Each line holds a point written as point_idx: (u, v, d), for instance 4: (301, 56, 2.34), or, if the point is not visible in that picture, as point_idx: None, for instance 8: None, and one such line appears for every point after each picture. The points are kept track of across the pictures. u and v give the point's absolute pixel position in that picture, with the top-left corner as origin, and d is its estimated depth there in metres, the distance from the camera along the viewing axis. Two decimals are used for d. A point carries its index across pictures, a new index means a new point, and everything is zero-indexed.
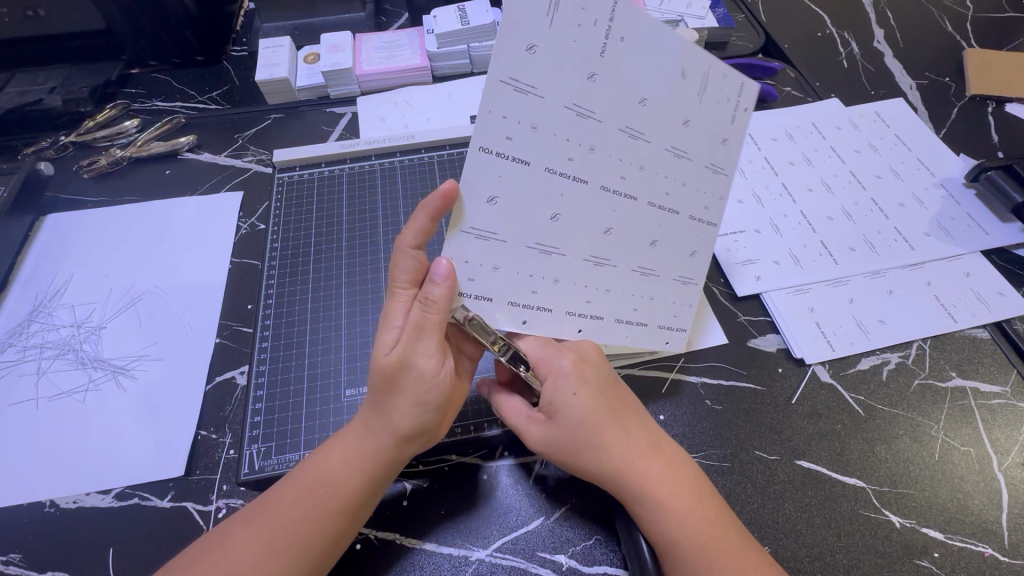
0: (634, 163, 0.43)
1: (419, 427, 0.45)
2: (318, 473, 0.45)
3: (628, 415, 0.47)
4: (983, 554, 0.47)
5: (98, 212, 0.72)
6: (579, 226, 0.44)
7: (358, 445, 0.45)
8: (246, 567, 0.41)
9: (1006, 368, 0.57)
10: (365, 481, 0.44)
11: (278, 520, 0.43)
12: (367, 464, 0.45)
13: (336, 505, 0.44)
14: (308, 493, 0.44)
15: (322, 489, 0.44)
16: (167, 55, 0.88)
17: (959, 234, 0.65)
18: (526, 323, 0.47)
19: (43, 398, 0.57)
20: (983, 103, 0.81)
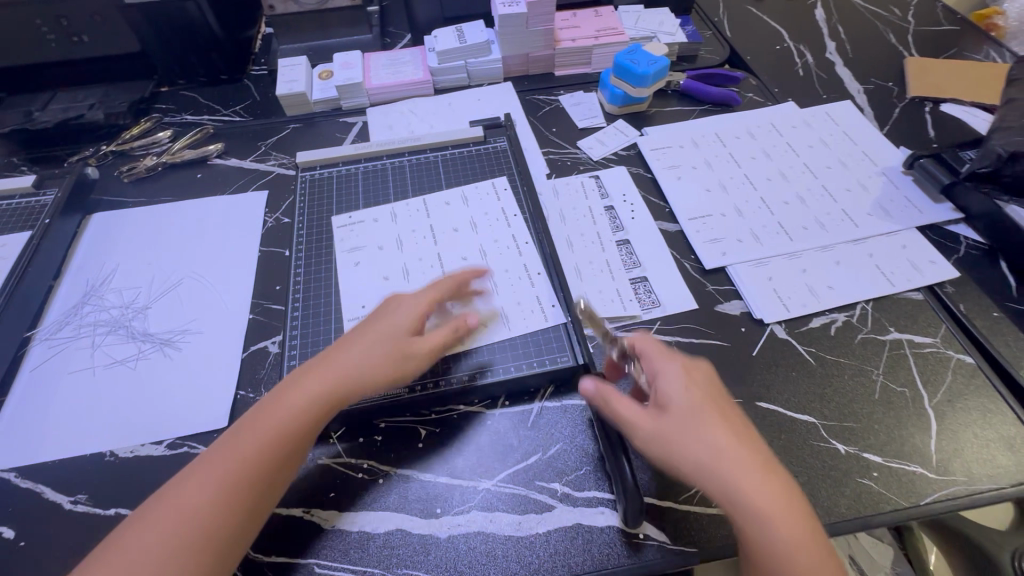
0: (468, 248, 0.72)
1: (359, 372, 0.53)
2: (209, 472, 0.47)
3: (737, 424, 0.47)
4: (914, 473, 0.55)
5: (138, 211, 0.81)
6: (499, 270, 0.69)
7: (253, 445, 0.48)
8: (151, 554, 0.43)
9: (938, 323, 0.66)
10: (277, 449, 0.49)
11: (189, 506, 0.45)
12: (271, 464, 0.48)
13: (233, 505, 0.46)
14: (223, 474, 0.47)
15: (218, 489, 0.46)
16: (194, 74, 0.98)
17: (897, 213, 0.75)
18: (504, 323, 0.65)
19: (98, 367, 0.65)
20: (922, 103, 0.92)
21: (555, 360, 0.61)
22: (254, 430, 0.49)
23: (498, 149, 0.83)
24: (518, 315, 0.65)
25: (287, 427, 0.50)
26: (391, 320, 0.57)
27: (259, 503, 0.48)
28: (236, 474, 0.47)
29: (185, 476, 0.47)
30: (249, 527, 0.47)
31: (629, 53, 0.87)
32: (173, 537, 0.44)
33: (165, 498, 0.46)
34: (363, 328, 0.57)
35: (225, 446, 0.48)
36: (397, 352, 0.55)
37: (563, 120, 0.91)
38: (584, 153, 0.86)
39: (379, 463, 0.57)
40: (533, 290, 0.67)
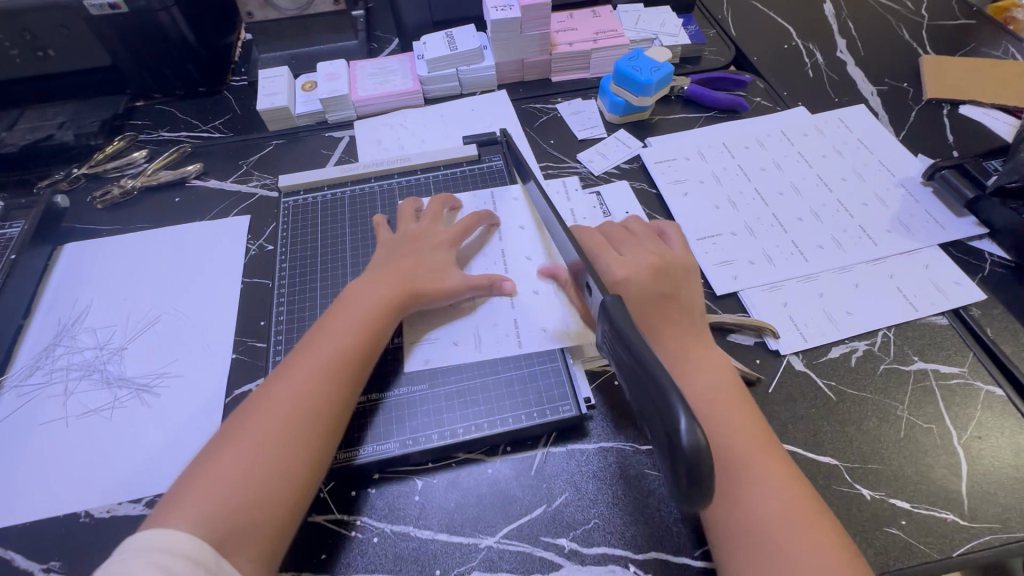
0: (507, 254, 0.68)
1: (414, 274, 0.60)
2: (278, 393, 0.50)
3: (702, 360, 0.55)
4: (945, 520, 0.52)
5: (113, 240, 0.76)
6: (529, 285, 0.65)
7: (310, 365, 0.52)
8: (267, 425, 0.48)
9: (964, 350, 0.62)
10: (363, 336, 0.55)
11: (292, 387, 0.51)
12: (332, 381, 0.52)
13: (307, 419, 0.49)
14: (319, 359, 0.53)
15: (290, 405, 0.50)
16: (170, 88, 0.93)
17: (918, 229, 0.71)
18: (524, 346, 0.61)
19: (71, 416, 0.61)
20: (939, 105, 0.87)
21: (557, 409, 0.57)
22: (309, 353, 0.53)
23: (494, 167, 0.78)
24: (511, 347, 0.60)
25: (340, 346, 0.54)
26: (424, 253, 0.63)
27: (328, 416, 0.50)
28: (303, 393, 0.50)
29: (253, 402, 0.50)
30: (330, 434, 0.50)
31: (631, 59, 0.82)
32: (258, 450, 0.47)
33: (240, 422, 0.49)
34: (398, 257, 0.62)
35: (285, 371, 0.52)
36: (437, 280, 0.61)
37: (562, 131, 0.86)
38: (584, 168, 0.81)
39: (373, 520, 0.53)
40: (564, 316, 0.62)
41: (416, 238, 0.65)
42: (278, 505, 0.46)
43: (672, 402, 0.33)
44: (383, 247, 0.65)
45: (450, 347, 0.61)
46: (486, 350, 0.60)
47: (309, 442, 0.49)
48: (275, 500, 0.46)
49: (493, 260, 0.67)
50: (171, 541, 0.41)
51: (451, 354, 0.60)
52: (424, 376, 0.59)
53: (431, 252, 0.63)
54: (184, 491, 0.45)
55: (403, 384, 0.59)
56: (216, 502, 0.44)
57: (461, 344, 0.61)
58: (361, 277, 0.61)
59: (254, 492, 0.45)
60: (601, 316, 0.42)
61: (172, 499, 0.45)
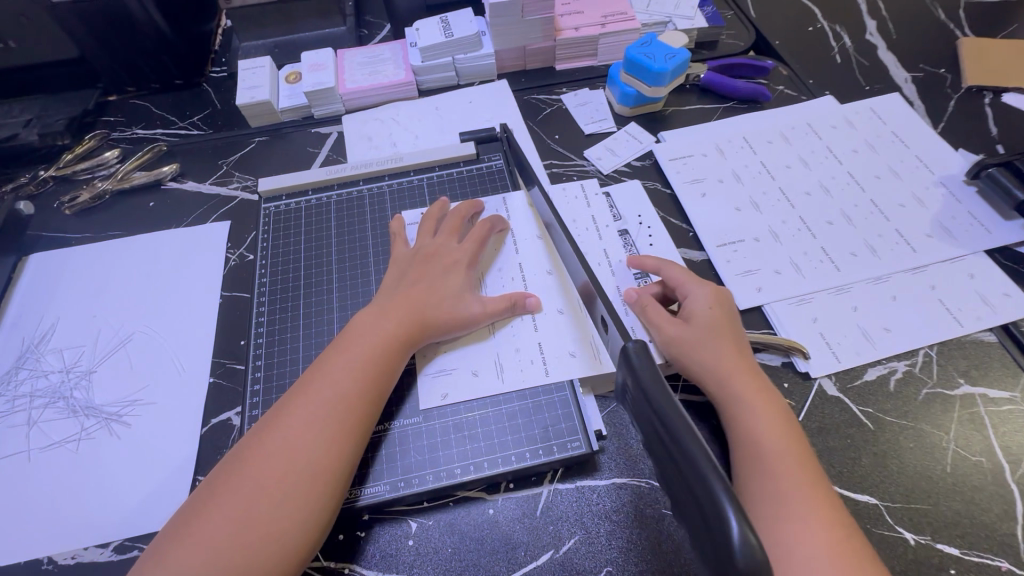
0: (523, 269, 0.62)
1: (425, 305, 0.55)
2: (272, 443, 0.45)
3: (749, 375, 0.50)
4: (999, 568, 0.46)
5: (83, 250, 0.70)
6: (550, 303, 0.59)
7: (309, 413, 0.47)
8: (261, 481, 0.44)
9: (1015, 371, 0.56)
10: (367, 378, 0.49)
11: (289, 438, 0.46)
12: (331, 432, 0.46)
13: (301, 477, 0.44)
14: (319, 405, 0.47)
15: (282, 460, 0.44)
16: (145, 81, 0.86)
17: (960, 234, 0.64)
18: (549, 372, 0.55)
19: (34, 449, 0.56)
20: (980, 94, 0.80)
21: (566, 445, 0.51)
22: (308, 397, 0.48)
23: (493, 167, 0.72)
24: (515, 373, 0.55)
25: (340, 390, 0.48)
26: (436, 276, 0.57)
27: (326, 474, 0.45)
28: (299, 447, 0.45)
29: (246, 452, 0.45)
30: (331, 494, 0.45)
31: (642, 45, 0.74)
32: (246, 511, 0.42)
33: (233, 474, 0.44)
34: (408, 282, 0.57)
35: (281, 417, 0.47)
36: (450, 308, 0.55)
37: (567, 126, 0.79)
38: (592, 166, 0.74)
39: (362, 568, 0.48)
40: (590, 338, 0.56)
41: (426, 258, 0.59)
42: (273, 570, 0.41)
43: (719, 501, 0.28)
44: (392, 267, 0.60)
45: (447, 371, 0.55)
46: (491, 383, 0.55)
47: (302, 504, 0.43)
48: (263, 572, 0.41)
49: (496, 277, 0.61)
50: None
51: (452, 392, 0.54)
52: (417, 406, 0.54)
53: (445, 275, 0.57)
54: (169, 549, 0.41)
55: (391, 416, 0.54)
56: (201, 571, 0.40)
57: (481, 374, 0.55)
58: (369, 306, 0.56)
59: (240, 561, 0.41)
60: (623, 369, 0.37)
61: (156, 557, 0.41)
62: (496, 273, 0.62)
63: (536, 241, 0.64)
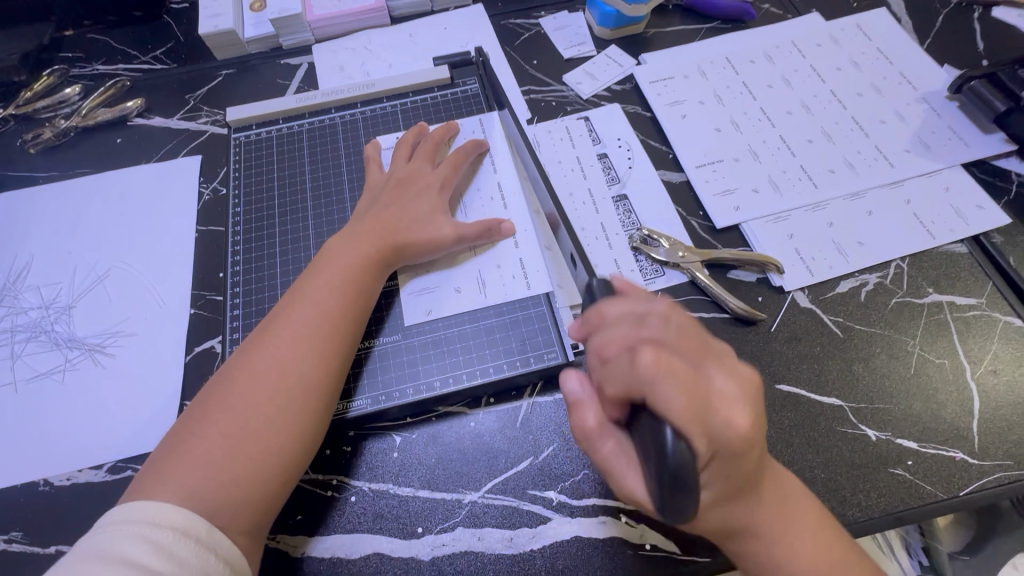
0: (500, 188, 0.61)
1: (402, 228, 0.54)
2: (260, 365, 0.46)
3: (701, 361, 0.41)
4: (954, 459, 0.49)
5: (51, 188, 0.69)
6: (529, 220, 0.59)
7: (295, 332, 0.47)
8: (252, 400, 0.44)
9: (983, 280, 0.57)
10: (350, 298, 0.50)
11: (275, 358, 0.46)
12: (320, 351, 0.47)
13: (294, 393, 0.45)
14: (303, 325, 0.48)
15: (275, 378, 0.45)
16: (101, 12, 0.81)
17: (939, 148, 0.64)
18: (531, 285, 0.56)
19: (20, 382, 0.56)
20: (969, 8, 0.77)
21: (543, 357, 0.53)
22: (293, 318, 0.48)
23: (469, 92, 0.70)
24: (498, 288, 0.56)
25: (325, 310, 0.49)
26: (412, 200, 0.57)
27: (319, 391, 0.46)
28: (287, 366, 0.46)
29: (234, 374, 0.46)
30: (323, 408, 0.46)
31: None
32: (243, 427, 0.43)
33: (222, 396, 0.44)
34: (382, 206, 0.56)
35: (269, 336, 0.47)
36: (425, 229, 0.55)
37: (545, 50, 0.77)
38: (571, 91, 0.73)
39: (350, 479, 0.50)
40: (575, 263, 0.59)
41: (402, 182, 0.58)
42: (273, 479, 0.43)
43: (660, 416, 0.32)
44: (369, 192, 0.59)
45: (429, 289, 0.56)
46: (475, 300, 0.55)
47: (296, 418, 0.44)
48: (266, 481, 0.42)
49: (473, 202, 0.60)
50: (155, 520, 0.38)
51: (435, 308, 0.55)
52: (399, 326, 0.55)
53: (419, 197, 0.57)
54: (165, 466, 0.41)
55: (372, 335, 0.54)
56: (204, 483, 0.41)
57: (465, 290, 0.56)
58: (343, 231, 0.56)
59: (242, 473, 0.42)
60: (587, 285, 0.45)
61: (154, 473, 0.41)
62: (476, 196, 0.61)
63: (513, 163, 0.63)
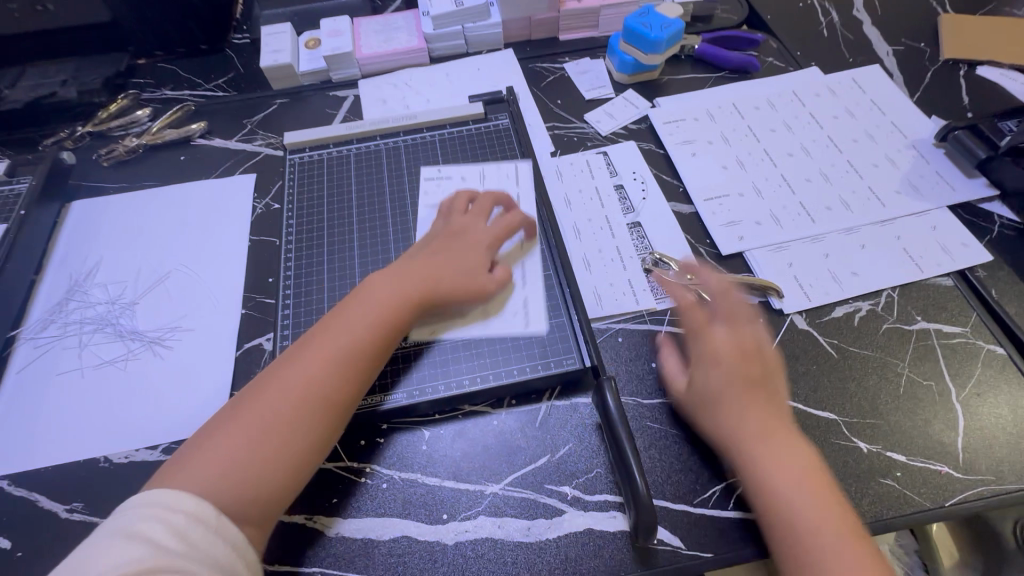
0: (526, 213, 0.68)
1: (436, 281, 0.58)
2: (287, 384, 0.50)
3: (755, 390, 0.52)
4: (940, 472, 0.53)
5: (120, 197, 0.76)
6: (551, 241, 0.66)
7: (322, 361, 0.51)
8: (268, 417, 0.48)
9: (968, 311, 0.62)
10: (376, 338, 0.54)
11: (300, 383, 0.50)
12: (339, 386, 0.51)
13: (304, 423, 0.49)
14: (329, 357, 0.52)
15: (292, 402, 0.49)
16: (171, 46, 0.91)
17: (927, 191, 0.70)
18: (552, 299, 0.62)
19: (86, 368, 0.62)
20: (956, 66, 0.85)
21: (561, 362, 0.58)
22: (324, 347, 0.52)
23: (500, 126, 0.77)
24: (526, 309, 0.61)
25: (353, 345, 0.53)
26: (455, 251, 0.60)
27: (327, 425, 0.50)
28: (309, 393, 0.50)
29: (263, 386, 0.50)
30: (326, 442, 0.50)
31: (640, 15, 0.79)
32: (262, 436, 0.48)
33: (248, 406, 0.49)
34: (428, 252, 0.60)
35: (300, 353, 0.52)
36: (461, 282, 0.59)
37: (569, 91, 0.85)
38: (592, 128, 0.80)
39: (382, 468, 0.55)
40: (591, 281, 0.65)
41: (452, 232, 0.62)
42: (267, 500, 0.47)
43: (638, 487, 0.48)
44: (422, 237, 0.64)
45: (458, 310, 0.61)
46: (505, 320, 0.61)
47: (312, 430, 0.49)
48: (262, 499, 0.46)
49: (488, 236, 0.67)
50: (164, 504, 0.42)
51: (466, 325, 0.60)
52: (432, 329, 0.61)
53: (464, 250, 0.61)
54: (186, 459, 0.47)
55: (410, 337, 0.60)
56: (222, 480, 0.45)
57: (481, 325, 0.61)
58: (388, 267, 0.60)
59: (255, 475, 0.46)
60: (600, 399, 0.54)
61: (177, 463, 0.47)
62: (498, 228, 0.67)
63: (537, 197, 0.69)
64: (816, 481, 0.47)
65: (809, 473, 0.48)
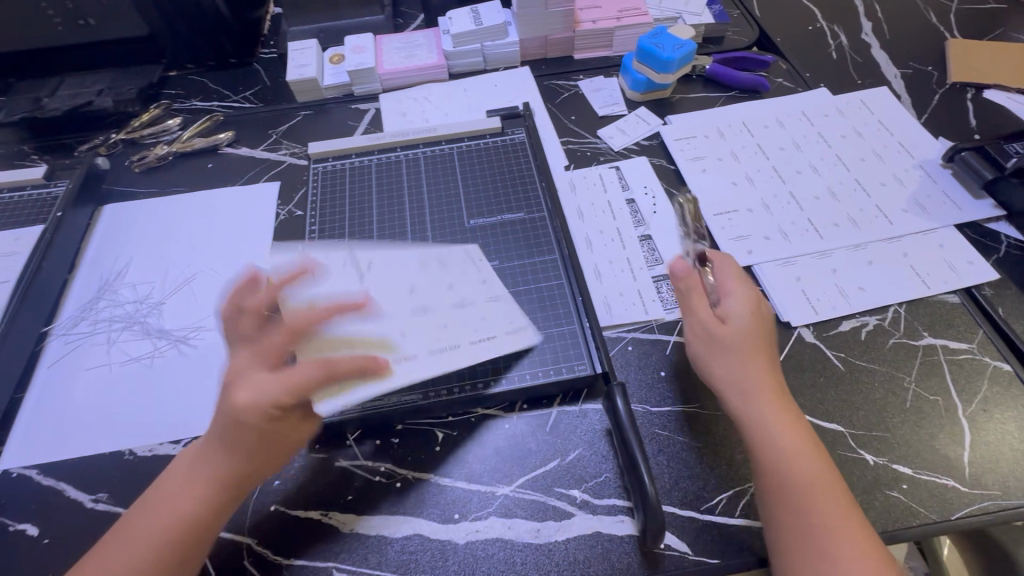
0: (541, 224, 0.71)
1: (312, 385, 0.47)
2: (161, 502, 0.48)
3: (754, 358, 0.54)
4: (946, 485, 0.54)
5: (150, 202, 0.79)
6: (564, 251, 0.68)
7: (191, 486, 0.48)
8: (139, 539, 0.46)
9: (974, 328, 0.63)
10: (228, 463, 0.48)
11: (170, 504, 0.47)
12: (202, 506, 0.47)
13: (164, 545, 0.46)
14: (198, 481, 0.48)
15: (158, 525, 0.46)
16: (203, 59, 0.95)
17: (934, 210, 0.72)
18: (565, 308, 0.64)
19: (114, 364, 0.64)
20: (963, 89, 0.87)
21: (573, 368, 0.60)
22: (194, 469, 0.48)
23: (516, 140, 0.80)
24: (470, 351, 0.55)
25: (215, 470, 0.48)
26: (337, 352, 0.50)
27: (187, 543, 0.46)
28: (176, 514, 0.47)
29: (150, 499, 0.48)
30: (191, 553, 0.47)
31: (653, 36, 0.83)
32: (153, 549, 0.45)
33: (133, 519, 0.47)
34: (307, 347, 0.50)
35: (163, 495, 0.48)
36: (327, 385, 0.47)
37: (583, 108, 0.88)
38: (604, 143, 0.83)
39: (397, 467, 0.56)
40: (602, 290, 0.67)
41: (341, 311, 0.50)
42: None
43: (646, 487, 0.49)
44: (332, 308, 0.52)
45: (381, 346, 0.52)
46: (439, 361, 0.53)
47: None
48: None
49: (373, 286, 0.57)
50: None
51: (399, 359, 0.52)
52: None
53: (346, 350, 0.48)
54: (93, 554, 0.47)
55: None
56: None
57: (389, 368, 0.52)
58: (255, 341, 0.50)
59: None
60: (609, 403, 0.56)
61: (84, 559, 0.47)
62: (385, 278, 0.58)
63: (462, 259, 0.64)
64: (807, 457, 0.49)
65: (799, 438, 0.50)
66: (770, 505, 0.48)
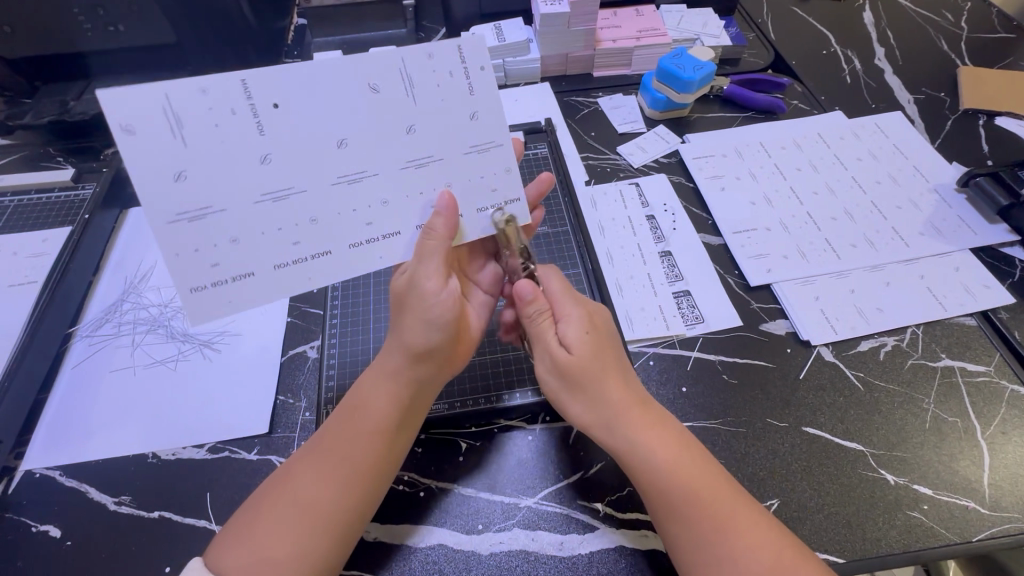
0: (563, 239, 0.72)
1: (428, 344, 0.52)
2: (314, 468, 0.49)
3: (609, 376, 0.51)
4: (966, 507, 0.54)
5: None
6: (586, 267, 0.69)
7: (358, 434, 0.51)
8: (307, 491, 0.48)
9: (991, 352, 0.64)
10: (394, 403, 0.52)
11: (338, 451, 0.50)
12: (369, 454, 0.50)
13: (339, 488, 0.49)
14: (350, 420, 0.52)
15: (326, 472, 0.49)
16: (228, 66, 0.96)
17: (949, 233, 0.73)
18: None
19: (138, 366, 0.65)
20: (975, 116, 0.89)
21: None
22: (354, 421, 0.52)
23: (539, 155, 0.81)
24: (329, 234, 0.49)
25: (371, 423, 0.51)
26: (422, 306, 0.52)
27: (353, 494, 0.49)
28: (347, 460, 0.50)
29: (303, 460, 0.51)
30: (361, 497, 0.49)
31: (674, 57, 0.84)
32: (325, 500, 0.48)
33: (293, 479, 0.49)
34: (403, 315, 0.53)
35: (335, 445, 0.50)
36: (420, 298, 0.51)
37: (602, 125, 0.89)
38: (624, 160, 0.84)
39: (421, 477, 0.56)
40: (623, 304, 0.67)
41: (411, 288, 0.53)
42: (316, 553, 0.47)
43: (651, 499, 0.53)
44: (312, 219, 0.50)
45: (180, 162, 0.43)
46: (259, 242, 0.47)
47: (369, 486, 0.50)
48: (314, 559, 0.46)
49: (242, 98, 0.43)
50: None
51: (221, 261, 0.47)
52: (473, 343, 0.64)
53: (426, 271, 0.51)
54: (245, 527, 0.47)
55: None
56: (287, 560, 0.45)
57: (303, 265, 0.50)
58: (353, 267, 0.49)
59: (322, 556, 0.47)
60: None
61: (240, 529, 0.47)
62: (270, 110, 0.44)
63: (510, 145, 0.53)
64: (682, 470, 0.49)
65: (678, 456, 0.49)
66: (659, 515, 0.48)
